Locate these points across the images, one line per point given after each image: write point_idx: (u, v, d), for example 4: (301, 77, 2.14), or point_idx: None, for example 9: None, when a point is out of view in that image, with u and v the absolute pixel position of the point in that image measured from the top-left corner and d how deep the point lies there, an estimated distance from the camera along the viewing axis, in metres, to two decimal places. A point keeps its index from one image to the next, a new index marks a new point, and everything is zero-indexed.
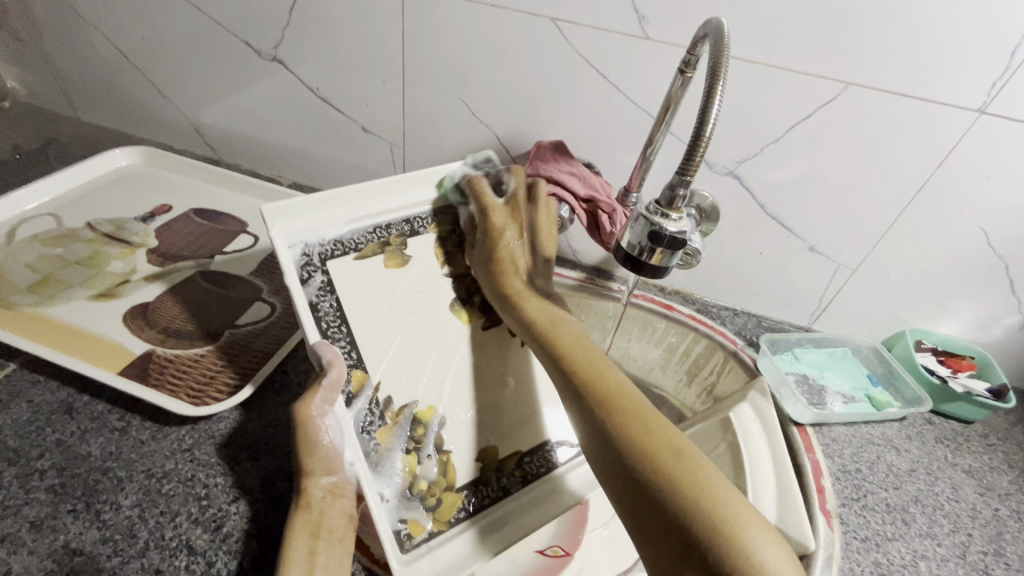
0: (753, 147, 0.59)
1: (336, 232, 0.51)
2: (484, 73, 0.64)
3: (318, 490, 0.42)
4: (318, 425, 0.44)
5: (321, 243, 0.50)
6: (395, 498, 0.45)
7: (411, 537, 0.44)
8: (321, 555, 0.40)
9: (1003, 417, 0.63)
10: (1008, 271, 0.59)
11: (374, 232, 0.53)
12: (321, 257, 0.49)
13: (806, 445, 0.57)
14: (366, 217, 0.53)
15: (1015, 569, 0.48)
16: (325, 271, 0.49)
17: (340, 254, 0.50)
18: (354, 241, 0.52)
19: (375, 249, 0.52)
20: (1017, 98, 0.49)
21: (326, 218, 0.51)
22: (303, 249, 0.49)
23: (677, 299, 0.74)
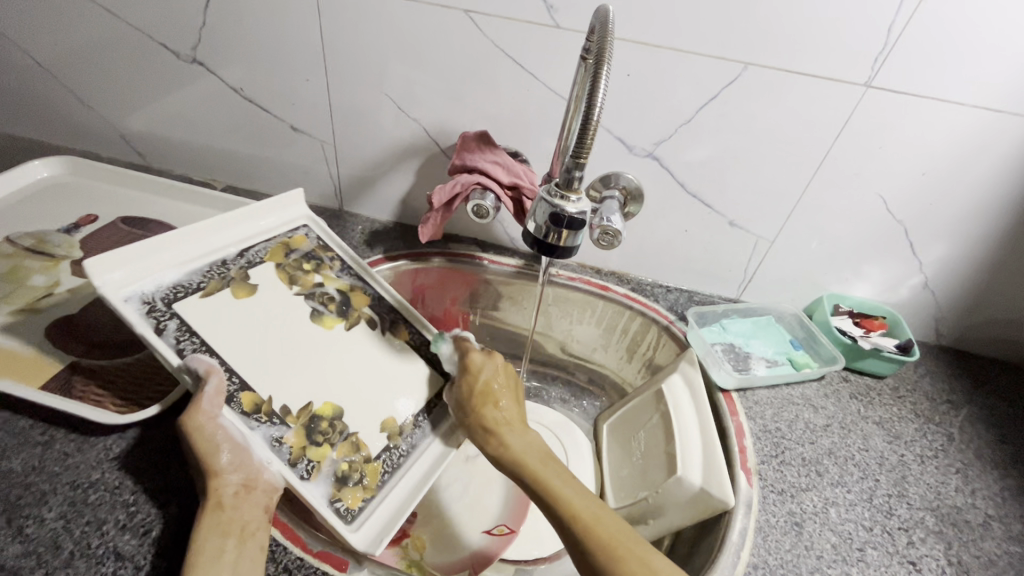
0: (667, 128, 0.61)
1: (171, 276, 0.50)
2: (406, 67, 0.65)
3: (227, 488, 0.44)
4: (207, 432, 0.45)
5: (160, 289, 0.49)
6: (326, 486, 0.48)
7: (349, 510, 0.48)
8: (231, 554, 0.41)
9: (914, 370, 0.68)
10: (908, 234, 0.63)
11: (209, 271, 0.53)
12: (165, 301, 0.49)
13: (731, 409, 0.60)
14: (196, 258, 0.52)
15: (915, 508, 0.53)
16: (174, 315, 0.48)
17: (184, 296, 0.50)
18: (194, 281, 0.51)
19: (221, 283, 0.52)
20: (897, 72, 0.53)
21: (158, 265, 0.50)
22: (142, 298, 0.48)
23: (613, 279, 0.76)
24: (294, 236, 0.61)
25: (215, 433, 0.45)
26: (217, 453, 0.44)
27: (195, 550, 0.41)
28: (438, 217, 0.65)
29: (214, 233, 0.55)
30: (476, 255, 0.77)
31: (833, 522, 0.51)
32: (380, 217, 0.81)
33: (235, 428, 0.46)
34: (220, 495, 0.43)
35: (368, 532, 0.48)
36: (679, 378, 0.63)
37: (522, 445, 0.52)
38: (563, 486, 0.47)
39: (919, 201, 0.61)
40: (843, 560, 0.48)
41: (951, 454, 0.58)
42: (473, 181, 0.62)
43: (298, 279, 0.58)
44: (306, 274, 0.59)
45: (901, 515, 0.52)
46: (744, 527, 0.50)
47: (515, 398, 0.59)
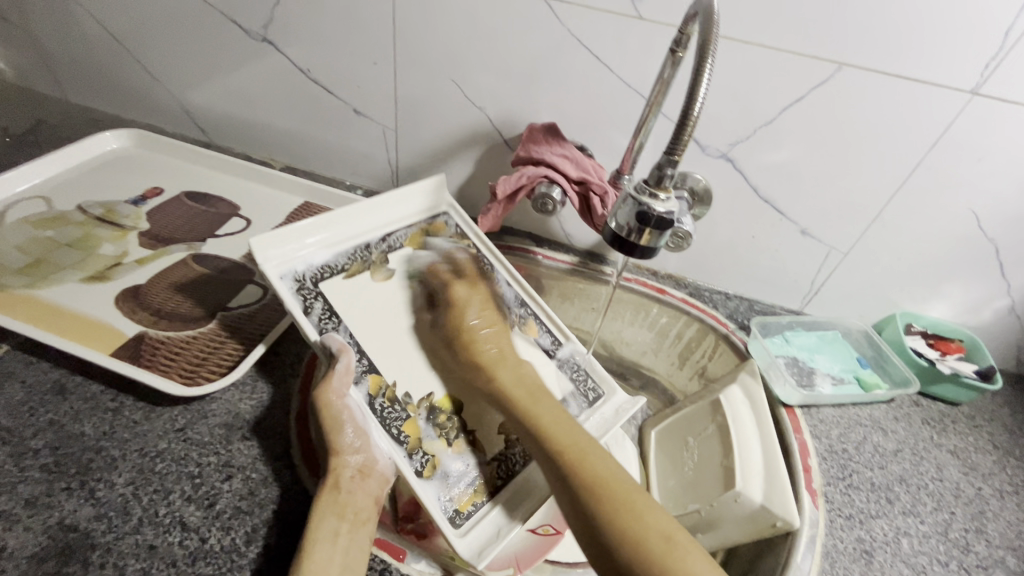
0: (746, 128, 0.59)
1: (321, 256, 0.54)
2: (477, 54, 0.64)
3: (347, 469, 0.46)
4: (339, 408, 0.47)
5: (309, 268, 0.53)
6: (444, 486, 0.47)
7: (459, 513, 0.47)
8: (345, 537, 0.42)
9: (991, 399, 0.64)
10: (999, 254, 0.60)
11: (354, 254, 0.56)
12: (313, 280, 0.53)
13: (794, 426, 0.58)
14: (344, 241, 0.56)
15: (994, 546, 0.49)
16: (320, 294, 0.52)
17: (329, 276, 0.53)
18: (339, 262, 0.55)
19: (361, 267, 0.56)
20: (1009, 79, 0.49)
21: (310, 246, 0.54)
22: (294, 276, 0.52)
23: (670, 282, 0.74)
24: (435, 223, 0.62)
25: (342, 411, 0.47)
26: (341, 432, 0.46)
27: (311, 528, 0.42)
28: (500, 209, 0.64)
29: (363, 217, 0.58)
30: (531, 249, 0.75)
31: (906, 554, 0.48)
32: None
33: (361, 411, 0.48)
34: (338, 476, 0.45)
35: (473, 543, 0.45)
36: (739, 389, 0.61)
37: (513, 381, 0.52)
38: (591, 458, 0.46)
39: (1015, 219, 0.57)
40: None
41: None
42: (540, 174, 0.60)
43: (428, 271, 0.59)
44: (436, 267, 0.59)
45: (978, 552, 0.49)
46: (810, 550, 0.47)
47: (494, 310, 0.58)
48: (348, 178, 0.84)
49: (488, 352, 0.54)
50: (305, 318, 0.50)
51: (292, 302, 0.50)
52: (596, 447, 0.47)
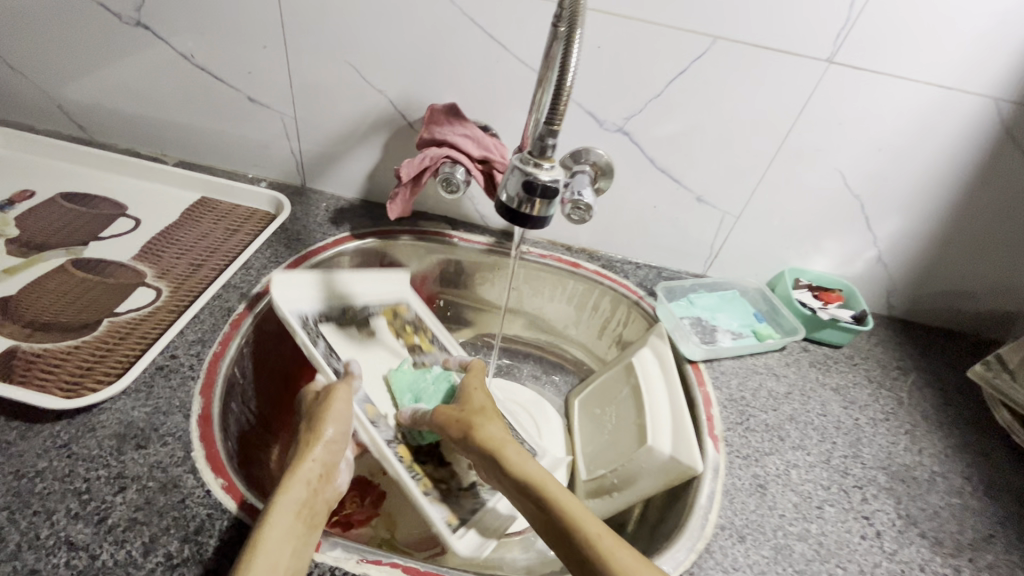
0: (637, 102, 0.61)
1: (324, 304, 0.64)
2: (369, 34, 0.62)
3: (315, 464, 0.48)
4: (337, 403, 0.53)
5: (314, 312, 0.63)
6: (435, 500, 0.56)
7: (451, 524, 0.54)
8: (303, 525, 0.42)
9: (866, 339, 0.71)
10: (864, 209, 0.66)
11: (348, 309, 0.67)
12: (315, 322, 0.63)
13: (698, 380, 0.62)
14: (342, 296, 0.67)
15: (869, 467, 0.55)
16: (323, 335, 0.62)
17: (329, 322, 0.64)
18: (335, 313, 0.65)
19: (351, 323, 0.67)
20: (857, 48, 0.54)
21: (315, 294, 0.64)
22: (301, 314, 0.61)
23: (583, 256, 0.76)
24: (400, 304, 0.72)
25: (340, 408, 0.53)
26: (325, 424, 0.51)
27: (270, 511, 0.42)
28: (407, 192, 0.64)
29: (348, 282, 0.68)
30: (447, 233, 0.75)
31: (794, 483, 0.53)
32: (345, 195, 0.78)
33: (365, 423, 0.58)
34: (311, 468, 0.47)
35: (467, 545, 0.53)
36: (648, 351, 0.64)
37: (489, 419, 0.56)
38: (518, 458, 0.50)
39: (873, 178, 0.63)
40: (803, 518, 0.50)
41: (900, 417, 0.62)
42: (443, 154, 0.60)
43: (403, 337, 0.70)
44: (409, 334, 0.71)
45: (856, 474, 0.55)
46: (712, 491, 0.51)
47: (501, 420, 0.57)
48: (251, 171, 0.80)
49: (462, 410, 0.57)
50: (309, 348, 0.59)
51: (299, 334, 0.59)
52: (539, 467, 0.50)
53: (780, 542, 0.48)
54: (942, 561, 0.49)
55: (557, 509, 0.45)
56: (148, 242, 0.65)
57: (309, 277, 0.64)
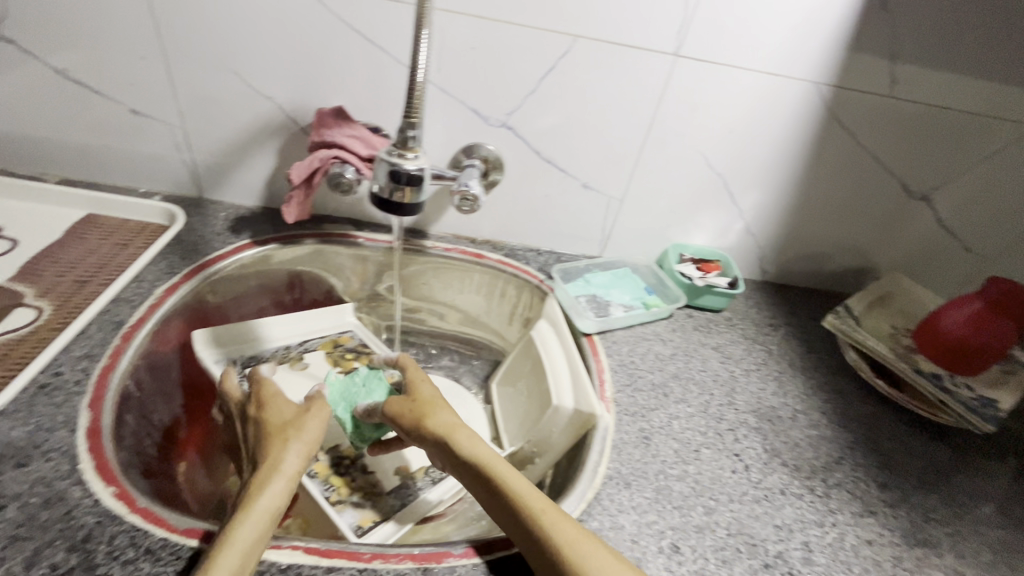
0: (515, 97, 0.66)
1: (255, 349, 0.72)
2: (251, 42, 0.63)
3: (292, 463, 0.48)
4: (319, 408, 0.54)
5: (243, 357, 0.70)
6: (348, 508, 0.61)
7: (360, 527, 0.59)
8: (271, 524, 0.43)
9: (743, 302, 0.79)
10: (728, 186, 0.74)
11: (279, 349, 0.73)
12: (243, 366, 0.70)
13: (592, 350, 0.67)
14: (274, 340, 0.73)
15: (741, 411, 0.62)
16: (248, 377, 0.69)
17: (256, 364, 0.70)
18: (265, 355, 0.72)
19: (283, 359, 0.72)
20: (697, 42, 0.61)
21: (246, 340, 0.72)
22: (229, 362, 0.69)
23: (487, 247, 0.80)
24: (343, 335, 0.78)
25: (324, 415, 0.54)
26: (306, 429, 0.51)
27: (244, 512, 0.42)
28: (302, 195, 0.66)
29: (280, 326, 0.75)
30: (352, 234, 0.77)
31: (675, 432, 0.59)
32: (245, 203, 0.78)
33: None
34: (291, 468, 0.47)
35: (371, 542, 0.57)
36: (546, 325, 0.71)
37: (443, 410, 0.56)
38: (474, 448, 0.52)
39: (730, 157, 0.71)
40: (682, 461, 0.56)
41: (769, 366, 0.69)
42: (331, 155, 0.63)
43: (342, 363, 0.74)
44: (348, 360, 0.75)
45: (729, 418, 0.61)
46: (602, 447, 0.56)
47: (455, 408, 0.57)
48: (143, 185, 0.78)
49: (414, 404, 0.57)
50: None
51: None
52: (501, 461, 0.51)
53: (661, 484, 0.53)
54: (800, 483, 0.56)
55: (515, 501, 0.46)
56: (27, 262, 0.63)
57: (235, 326, 0.71)
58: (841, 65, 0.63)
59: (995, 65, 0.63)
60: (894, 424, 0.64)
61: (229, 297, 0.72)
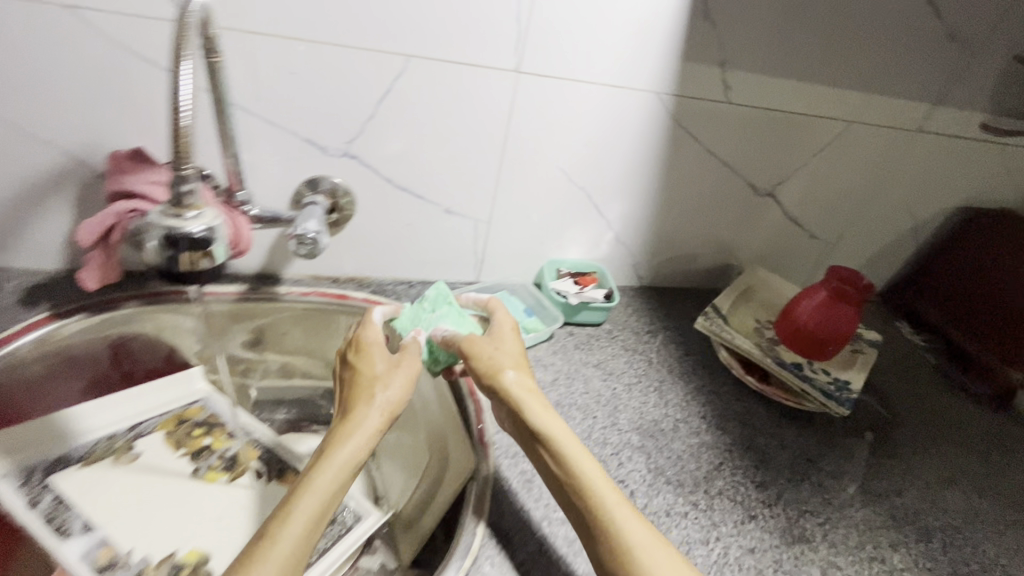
0: (354, 125, 0.60)
1: (63, 448, 0.58)
2: (7, 79, 0.52)
3: (372, 416, 0.49)
4: (374, 351, 0.53)
5: (45, 462, 0.57)
6: None
7: None
8: (331, 494, 0.44)
9: (623, 311, 0.79)
10: (592, 199, 0.73)
11: (98, 443, 0.60)
12: (43, 474, 0.56)
13: (470, 389, 0.64)
14: (90, 431, 0.60)
15: (625, 431, 0.61)
16: (49, 487, 0.55)
17: (63, 468, 0.57)
18: (77, 453, 0.59)
19: (103, 453, 0.59)
20: (536, 58, 0.59)
21: (49, 440, 0.58)
22: (23, 472, 0.55)
23: (352, 285, 0.73)
24: (188, 408, 0.66)
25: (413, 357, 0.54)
26: (393, 372, 0.52)
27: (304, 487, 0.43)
28: (103, 257, 0.55)
29: (98, 412, 0.62)
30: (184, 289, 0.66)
31: None
32: (42, 268, 0.64)
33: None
34: (369, 427, 0.48)
35: None
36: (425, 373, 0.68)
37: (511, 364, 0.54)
38: (537, 406, 0.51)
39: (591, 170, 0.70)
40: None
41: (651, 376, 0.69)
42: (129, 210, 0.53)
43: (186, 444, 0.63)
44: (194, 438, 0.64)
45: (613, 441, 0.60)
46: (481, 501, 0.53)
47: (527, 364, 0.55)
48: None
49: (486, 356, 0.54)
50: (28, 510, 0.53)
51: (14, 501, 0.53)
52: (556, 419, 0.51)
53: None
54: (684, 500, 0.55)
55: (563, 464, 0.48)
56: None
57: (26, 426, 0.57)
58: (678, 75, 0.64)
59: (813, 69, 0.67)
60: (767, 417, 0.66)
61: (23, 387, 0.60)
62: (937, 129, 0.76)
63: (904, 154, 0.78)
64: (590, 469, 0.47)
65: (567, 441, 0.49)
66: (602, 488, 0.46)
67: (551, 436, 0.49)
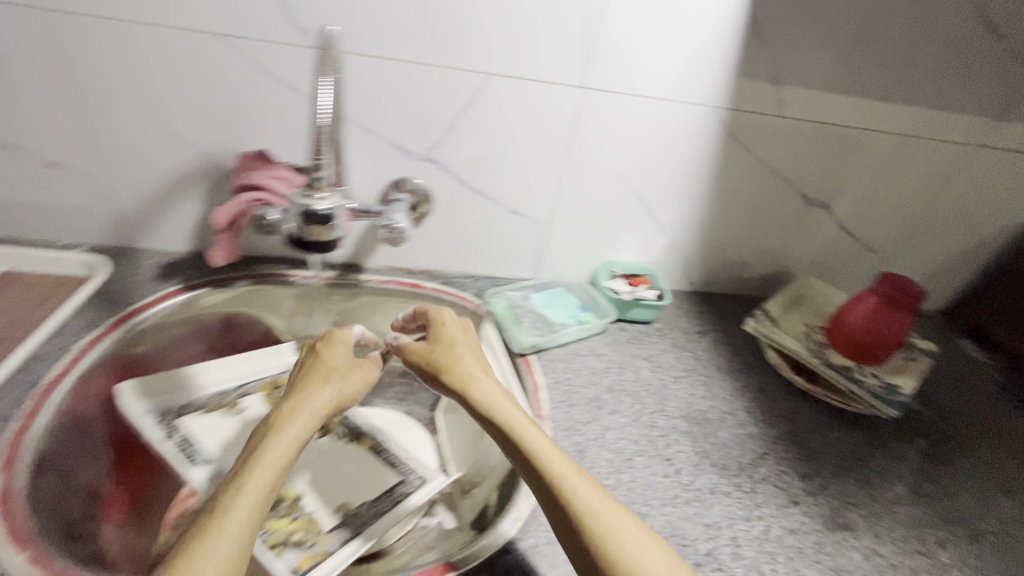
0: (437, 132, 0.69)
1: (187, 397, 0.67)
2: (167, 91, 0.64)
3: (237, 467, 0.46)
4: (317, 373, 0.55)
5: (173, 407, 0.66)
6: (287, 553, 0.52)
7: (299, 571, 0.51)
8: (258, 507, 0.43)
9: (673, 313, 0.83)
10: (647, 204, 0.79)
11: (213, 395, 0.68)
12: (173, 416, 0.65)
13: (529, 369, 0.69)
14: (208, 385, 0.69)
15: (671, 417, 0.65)
16: (178, 426, 0.64)
17: (188, 412, 0.66)
18: (198, 401, 0.67)
19: (218, 403, 0.68)
20: (600, 75, 0.66)
21: (177, 389, 0.67)
22: (157, 413, 0.64)
23: (424, 276, 0.82)
24: None
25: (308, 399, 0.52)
26: (298, 406, 0.51)
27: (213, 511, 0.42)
28: (229, 239, 0.67)
29: (215, 369, 0.71)
30: (285, 274, 0.77)
31: (609, 442, 0.61)
32: (173, 250, 0.76)
33: None
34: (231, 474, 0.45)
35: None
36: (487, 351, 0.73)
37: (456, 363, 0.56)
38: (490, 402, 0.52)
39: (647, 177, 0.76)
40: (616, 471, 0.58)
41: (698, 371, 0.73)
42: (254, 200, 0.64)
43: None
44: None
45: (661, 425, 0.64)
46: None
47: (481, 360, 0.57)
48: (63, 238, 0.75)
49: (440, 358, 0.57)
50: (162, 442, 0.62)
51: (151, 433, 0.62)
52: (528, 417, 0.52)
53: None
54: (728, 481, 0.58)
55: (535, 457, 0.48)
56: None
57: (161, 375, 0.67)
58: (732, 90, 0.70)
59: (865, 86, 0.71)
60: (813, 416, 0.69)
61: (157, 345, 0.71)
62: (995, 145, 0.77)
63: (962, 168, 0.79)
64: (560, 463, 0.48)
65: (540, 438, 0.50)
66: (574, 477, 0.47)
67: (521, 432, 0.50)
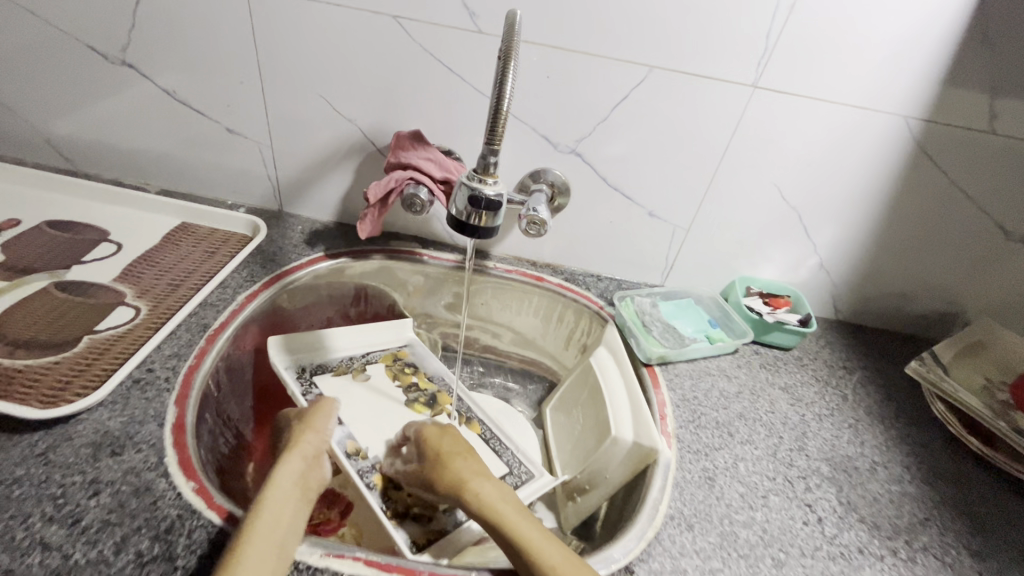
0: (587, 125, 0.67)
1: (320, 359, 0.72)
2: (338, 69, 0.67)
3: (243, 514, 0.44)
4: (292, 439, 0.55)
5: (310, 366, 0.70)
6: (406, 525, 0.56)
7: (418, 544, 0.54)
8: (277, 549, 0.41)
9: (813, 342, 0.76)
10: (802, 220, 0.71)
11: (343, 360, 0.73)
12: (309, 373, 0.69)
13: (654, 382, 0.65)
14: (339, 351, 0.74)
15: (812, 458, 0.59)
16: (314, 383, 0.68)
17: (322, 372, 0.70)
18: (330, 364, 0.71)
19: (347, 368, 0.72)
20: (777, 75, 0.60)
21: (313, 349, 0.72)
22: (294, 370, 0.69)
23: (547, 270, 0.80)
24: (401, 350, 0.77)
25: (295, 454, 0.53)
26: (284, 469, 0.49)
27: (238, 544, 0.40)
28: (377, 212, 0.69)
29: (345, 337, 0.75)
30: (416, 251, 0.79)
31: (742, 474, 0.56)
32: (320, 218, 0.82)
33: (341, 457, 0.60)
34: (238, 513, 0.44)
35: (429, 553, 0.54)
36: (608, 355, 0.69)
37: (468, 465, 0.54)
38: (487, 486, 0.51)
39: (809, 190, 0.69)
40: (749, 506, 0.53)
41: (844, 412, 0.65)
42: (407, 177, 0.66)
43: (401, 377, 0.74)
44: (407, 374, 0.74)
45: (800, 465, 0.58)
46: (663, 484, 0.54)
47: (474, 459, 0.55)
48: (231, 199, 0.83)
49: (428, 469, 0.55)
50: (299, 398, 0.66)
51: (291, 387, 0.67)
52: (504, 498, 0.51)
53: (727, 529, 0.51)
54: (881, 543, 0.51)
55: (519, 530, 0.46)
56: (130, 266, 0.69)
57: (301, 335, 0.72)
58: (934, 100, 0.60)
59: None
60: (988, 486, 0.59)
61: (299, 306, 0.76)
62: None
63: None
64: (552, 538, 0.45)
65: (520, 517, 0.48)
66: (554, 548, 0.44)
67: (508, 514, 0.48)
